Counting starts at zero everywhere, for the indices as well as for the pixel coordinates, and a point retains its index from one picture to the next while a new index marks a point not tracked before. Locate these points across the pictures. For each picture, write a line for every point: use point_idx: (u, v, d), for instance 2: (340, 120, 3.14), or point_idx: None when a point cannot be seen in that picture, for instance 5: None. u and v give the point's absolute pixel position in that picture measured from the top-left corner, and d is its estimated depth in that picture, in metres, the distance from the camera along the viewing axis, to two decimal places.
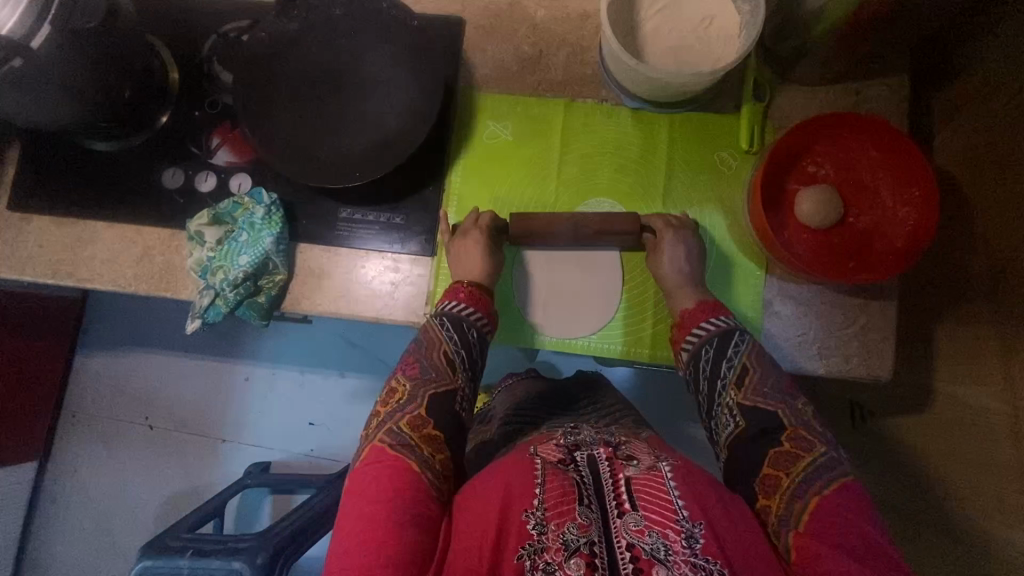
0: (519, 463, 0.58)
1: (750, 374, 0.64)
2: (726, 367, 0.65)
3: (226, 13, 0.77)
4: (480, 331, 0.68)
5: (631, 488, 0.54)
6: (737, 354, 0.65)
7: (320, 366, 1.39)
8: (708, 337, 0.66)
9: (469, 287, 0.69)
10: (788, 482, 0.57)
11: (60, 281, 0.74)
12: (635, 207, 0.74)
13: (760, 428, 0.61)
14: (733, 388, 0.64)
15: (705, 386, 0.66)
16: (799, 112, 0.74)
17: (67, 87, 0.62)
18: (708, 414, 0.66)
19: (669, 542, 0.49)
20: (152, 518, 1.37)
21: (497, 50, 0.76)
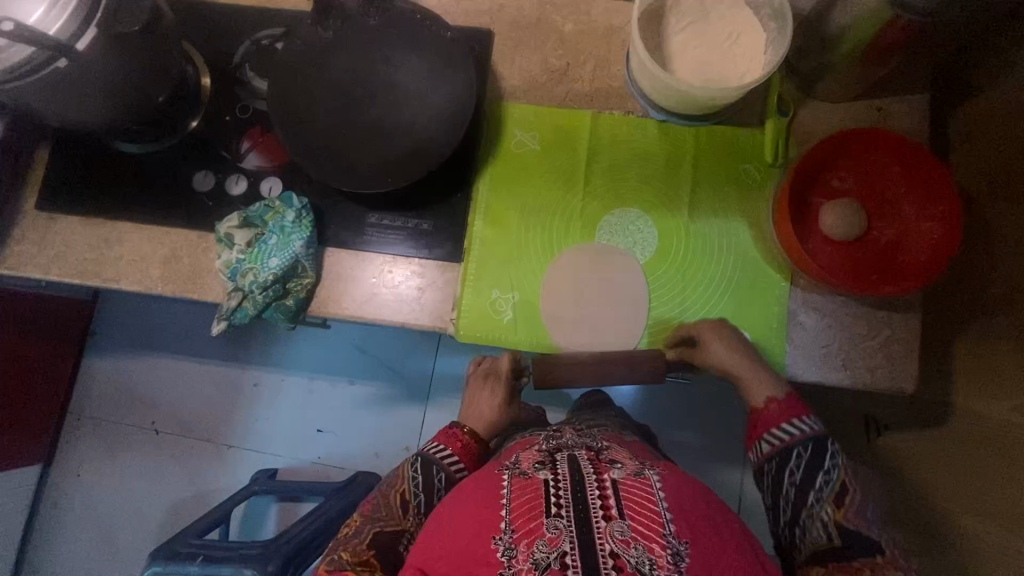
0: (491, 482, 0.59)
1: (847, 496, 0.63)
2: (823, 480, 0.64)
3: (260, 21, 0.78)
4: (448, 475, 0.72)
5: (618, 494, 0.54)
6: (833, 469, 0.64)
7: (330, 372, 1.38)
8: (802, 441, 0.66)
9: (463, 434, 0.76)
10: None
11: (86, 281, 0.74)
12: (661, 216, 0.74)
13: (854, 548, 0.60)
14: (830, 505, 0.62)
15: (793, 492, 0.65)
16: (822, 127, 0.76)
17: (105, 87, 0.63)
18: (794, 522, 0.64)
19: (654, 556, 0.50)
20: (156, 524, 1.35)
21: (526, 62, 0.77)
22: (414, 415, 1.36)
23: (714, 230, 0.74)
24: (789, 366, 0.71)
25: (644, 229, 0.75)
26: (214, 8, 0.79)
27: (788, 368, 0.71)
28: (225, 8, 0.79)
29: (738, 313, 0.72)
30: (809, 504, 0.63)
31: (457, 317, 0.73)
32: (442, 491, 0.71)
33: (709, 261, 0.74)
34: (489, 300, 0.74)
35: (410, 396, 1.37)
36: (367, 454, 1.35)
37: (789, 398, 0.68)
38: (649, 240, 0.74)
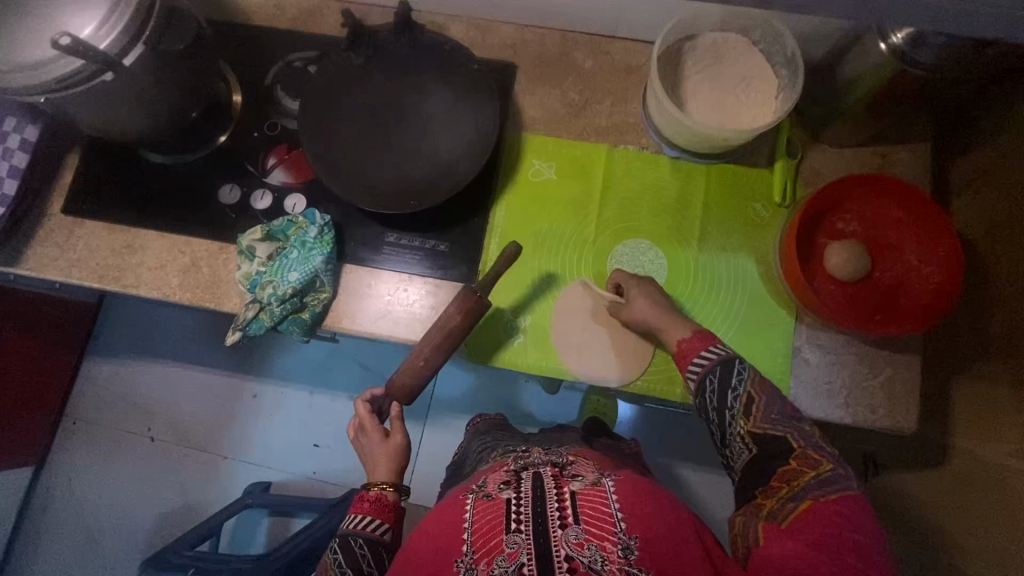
0: (457, 509, 0.60)
1: (755, 404, 0.62)
2: (731, 398, 0.63)
3: (293, 45, 0.82)
4: (368, 538, 0.65)
5: (575, 502, 0.55)
6: (741, 383, 0.63)
7: (331, 387, 1.38)
8: (711, 366, 0.65)
9: (371, 494, 0.69)
10: (786, 490, 0.57)
11: (106, 286, 0.76)
12: (672, 248, 0.77)
13: (773, 455, 0.59)
14: (743, 418, 0.62)
15: (714, 418, 0.64)
16: (828, 171, 0.78)
17: (143, 99, 0.66)
18: (722, 442, 0.64)
19: (606, 555, 0.51)
20: (145, 533, 1.34)
21: (546, 95, 0.81)
22: None
23: (723, 265, 0.76)
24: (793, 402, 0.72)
25: (655, 260, 0.77)
26: (250, 29, 0.82)
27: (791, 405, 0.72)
28: (260, 30, 0.82)
29: (745, 346, 0.74)
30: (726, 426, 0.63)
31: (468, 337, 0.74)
32: (371, 562, 0.64)
33: (718, 293, 0.76)
34: (501, 322, 0.75)
35: None
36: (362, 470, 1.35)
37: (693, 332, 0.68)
38: (659, 271, 0.76)
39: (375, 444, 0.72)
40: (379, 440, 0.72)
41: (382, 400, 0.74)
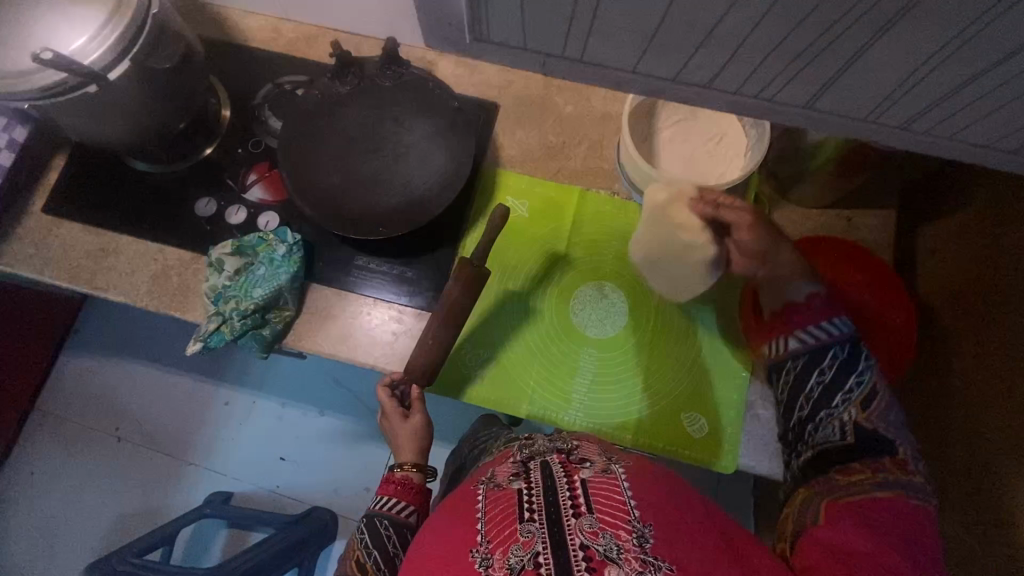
0: (469, 503, 0.58)
1: (874, 400, 0.66)
2: (855, 381, 0.67)
3: (285, 68, 0.85)
4: (394, 519, 0.68)
5: (587, 491, 0.53)
6: (867, 376, 0.67)
7: (302, 402, 1.37)
8: (843, 341, 0.68)
9: (399, 476, 0.72)
10: (864, 477, 0.61)
11: (74, 287, 0.76)
12: (632, 294, 0.79)
13: (866, 446, 0.63)
14: (855, 407, 0.66)
15: (816, 391, 0.68)
16: (794, 230, 0.80)
17: (126, 110, 0.68)
18: (813, 418, 0.67)
19: (621, 544, 0.48)
20: (101, 534, 1.31)
21: (524, 135, 0.83)
22: (379, 456, 1.34)
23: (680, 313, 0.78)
24: (741, 457, 0.73)
25: (615, 303, 0.78)
26: (245, 50, 0.85)
27: (740, 459, 0.73)
28: (254, 52, 0.85)
29: (700, 398, 0.75)
30: (836, 401, 0.67)
31: None
32: (396, 540, 0.67)
33: (674, 341, 0.77)
34: (462, 355, 0.76)
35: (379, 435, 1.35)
36: (326, 488, 1.33)
37: (825, 304, 0.70)
38: (619, 314, 0.78)
39: (401, 429, 0.73)
40: (400, 423, 0.72)
41: (403, 385, 0.73)
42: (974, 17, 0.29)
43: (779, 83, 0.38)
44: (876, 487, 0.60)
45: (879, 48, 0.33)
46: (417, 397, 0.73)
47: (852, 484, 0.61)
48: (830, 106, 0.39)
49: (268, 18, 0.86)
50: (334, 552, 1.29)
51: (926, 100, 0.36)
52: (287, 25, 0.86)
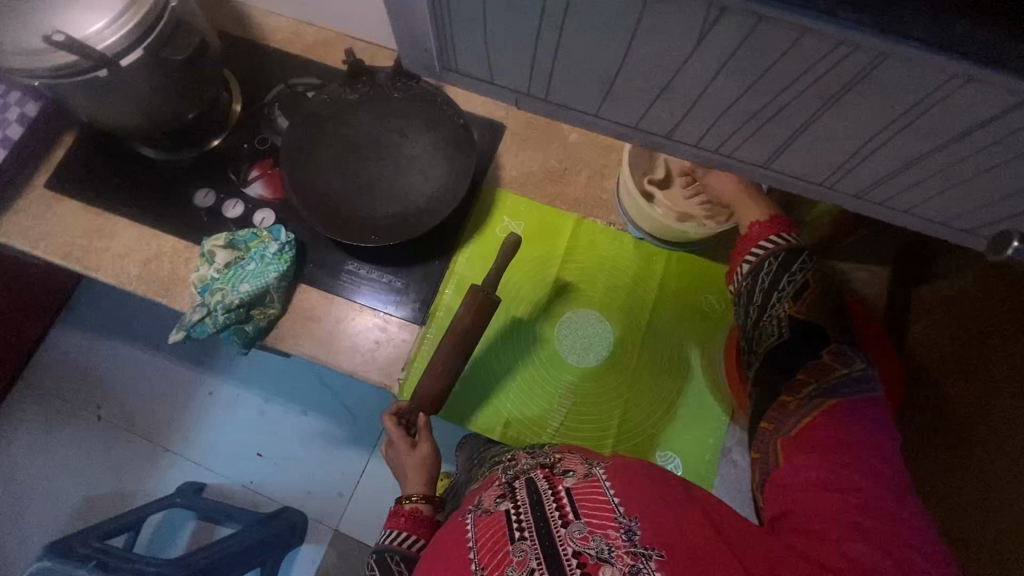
0: (458, 533, 0.57)
1: (807, 291, 0.63)
2: (786, 281, 0.64)
3: (299, 71, 0.86)
4: (405, 555, 0.63)
5: (572, 499, 0.52)
6: (802, 270, 0.64)
7: (284, 398, 1.34)
8: (774, 253, 0.65)
9: (408, 509, 0.68)
10: (812, 387, 0.58)
11: (66, 264, 0.77)
12: (618, 324, 0.78)
13: (802, 344, 0.61)
14: (787, 302, 0.63)
15: (757, 297, 0.66)
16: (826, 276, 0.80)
17: (137, 96, 0.69)
18: (754, 326, 0.66)
19: (612, 543, 0.47)
20: (67, 513, 1.27)
21: (527, 157, 0.83)
22: (355, 462, 1.32)
23: (664, 348, 0.78)
24: None
25: (602, 332, 0.78)
26: (262, 50, 0.87)
27: None
28: (271, 52, 0.87)
29: (677, 437, 0.75)
30: (772, 303, 0.64)
31: (404, 376, 0.74)
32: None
33: (657, 375, 0.77)
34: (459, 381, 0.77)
35: (358, 441, 1.32)
36: (298, 490, 1.30)
37: (762, 217, 0.67)
38: (604, 343, 0.78)
39: (408, 458, 0.71)
40: (406, 450, 0.70)
41: (407, 411, 0.72)
42: (909, 104, 0.32)
43: (738, 140, 0.41)
44: (828, 394, 0.57)
45: (825, 119, 0.36)
46: (422, 424, 0.71)
47: (800, 399, 0.58)
48: (792, 164, 0.41)
49: (289, 20, 0.88)
50: (300, 554, 1.27)
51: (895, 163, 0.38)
52: (306, 29, 0.87)
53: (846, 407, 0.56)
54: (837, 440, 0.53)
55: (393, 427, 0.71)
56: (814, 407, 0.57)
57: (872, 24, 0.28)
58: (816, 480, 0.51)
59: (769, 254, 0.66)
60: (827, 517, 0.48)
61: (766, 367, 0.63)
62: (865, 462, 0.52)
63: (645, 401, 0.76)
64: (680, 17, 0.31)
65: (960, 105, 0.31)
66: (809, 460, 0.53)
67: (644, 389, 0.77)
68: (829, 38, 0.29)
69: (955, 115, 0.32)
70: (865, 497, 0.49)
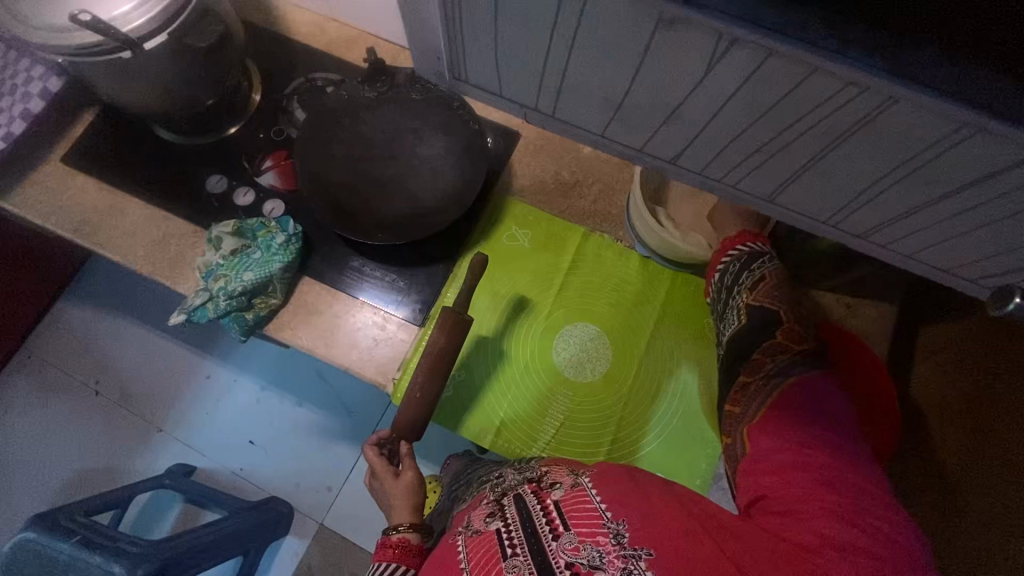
0: (448, 556, 0.56)
1: (763, 282, 0.69)
2: (744, 275, 0.70)
3: (320, 65, 0.87)
4: None
5: (561, 511, 0.53)
6: (759, 266, 0.70)
7: (281, 387, 1.34)
8: (739, 256, 0.72)
9: (396, 540, 0.67)
10: (769, 366, 0.63)
11: (75, 239, 0.77)
12: (616, 340, 0.78)
13: (758, 328, 0.67)
14: (746, 292, 0.70)
15: (723, 291, 0.73)
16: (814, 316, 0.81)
17: (159, 79, 0.70)
18: (721, 316, 0.73)
19: (603, 549, 0.47)
20: (56, 485, 1.28)
21: (540, 167, 0.83)
22: (346, 457, 1.31)
23: (662, 367, 0.77)
24: None
25: (601, 347, 0.78)
26: (285, 43, 0.88)
27: None
28: (294, 45, 0.87)
29: (669, 457, 0.75)
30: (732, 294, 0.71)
31: (398, 376, 0.74)
32: None
33: (652, 394, 0.76)
34: (454, 386, 0.76)
35: (350, 436, 1.32)
36: (286, 481, 1.30)
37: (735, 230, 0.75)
38: (602, 357, 0.78)
39: (393, 488, 0.71)
40: (391, 479, 0.71)
41: (389, 441, 0.73)
42: (918, 150, 0.33)
43: (742, 170, 0.42)
44: (782, 371, 0.62)
45: (833, 157, 0.36)
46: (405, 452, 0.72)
47: (758, 376, 0.64)
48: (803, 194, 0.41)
49: (315, 14, 0.88)
50: (284, 545, 1.27)
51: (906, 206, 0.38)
52: (331, 25, 0.88)
53: (804, 383, 0.60)
54: (794, 417, 0.58)
55: (375, 458, 0.72)
56: (774, 386, 0.62)
57: (882, 68, 0.29)
58: (784, 461, 0.55)
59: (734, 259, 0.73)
60: (800, 497, 0.51)
61: (732, 352, 0.69)
62: (825, 437, 0.55)
63: (639, 418, 0.76)
64: (692, 47, 0.32)
65: (961, 158, 0.32)
66: (772, 441, 0.57)
67: (639, 407, 0.76)
68: (838, 79, 0.30)
69: (963, 166, 0.32)
70: (828, 473, 0.52)
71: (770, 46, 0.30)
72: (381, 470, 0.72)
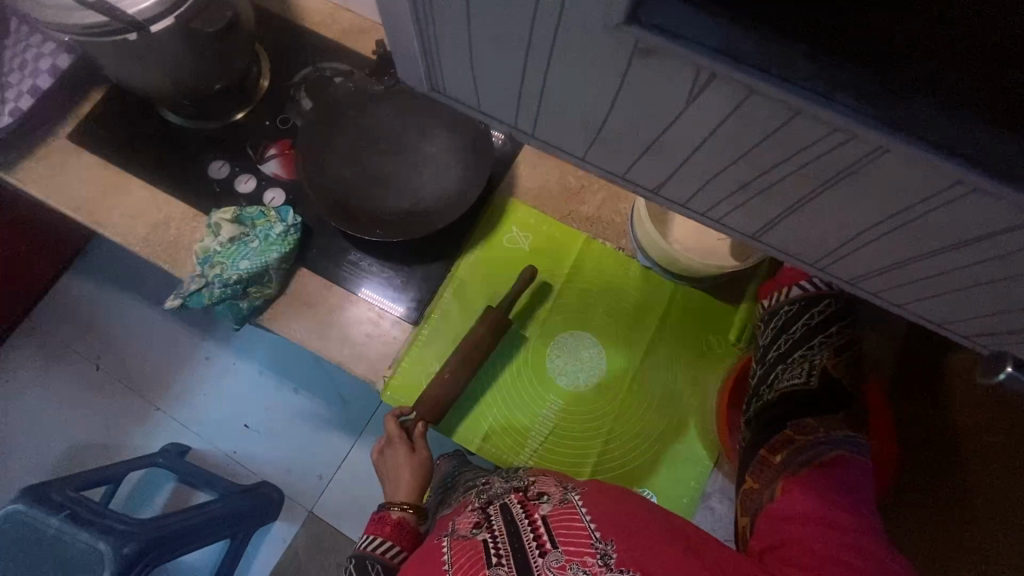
0: (431, 560, 0.55)
1: (844, 348, 0.74)
2: (833, 329, 0.74)
3: (329, 55, 0.86)
4: (384, 564, 0.66)
5: (549, 527, 0.51)
6: (844, 329, 0.75)
7: (277, 373, 1.34)
8: (828, 299, 0.75)
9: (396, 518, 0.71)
10: (820, 433, 0.67)
11: (75, 217, 0.77)
12: (612, 351, 0.77)
13: (826, 389, 0.71)
14: (828, 351, 0.74)
15: (800, 332, 0.74)
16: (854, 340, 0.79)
17: (166, 62, 0.69)
18: (782, 361, 0.74)
19: (589, 570, 0.47)
20: (53, 456, 1.29)
21: (545, 169, 0.81)
22: (339, 447, 1.31)
23: (655, 382, 0.76)
24: None
25: (596, 357, 0.77)
26: (295, 30, 0.87)
27: None
28: (304, 32, 0.87)
29: (655, 474, 0.75)
30: (811, 346, 0.73)
31: (390, 374, 0.74)
32: None
33: (643, 409, 0.76)
34: None
35: (343, 427, 1.32)
36: (277, 467, 1.30)
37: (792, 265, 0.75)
38: (596, 368, 0.77)
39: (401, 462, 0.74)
40: (404, 455, 0.74)
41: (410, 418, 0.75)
42: (909, 202, 0.33)
43: (742, 196, 0.40)
44: (840, 444, 0.66)
45: (820, 201, 0.37)
46: (421, 434, 0.74)
47: (806, 437, 0.67)
48: (805, 220, 0.40)
49: (327, 3, 0.87)
50: (271, 530, 1.27)
51: (912, 250, 0.37)
52: (343, 13, 0.87)
53: (849, 459, 0.64)
54: (834, 482, 0.61)
55: (394, 428, 0.75)
56: (823, 451, 0.65)
57: (872, 117, 0.28)
58: (809, 514, 0.58)
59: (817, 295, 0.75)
60: (823, 553, 0.53)
61: (786, 402, 0.71)
62: (856, 509, 0.58)
63: (629, 433, 0.75)
64: (672, 80, 0.32)
65: (962, 214, 0.31)
66: (805, 497, 0.60)
67: (630, 422, 0.75)
68: (822, 123, 0.30)
69: (950, 224, 0.33)
70: (850, 536, 0.55)
71: (754, 86, 0.29)
72: (395, 441, 0.75)
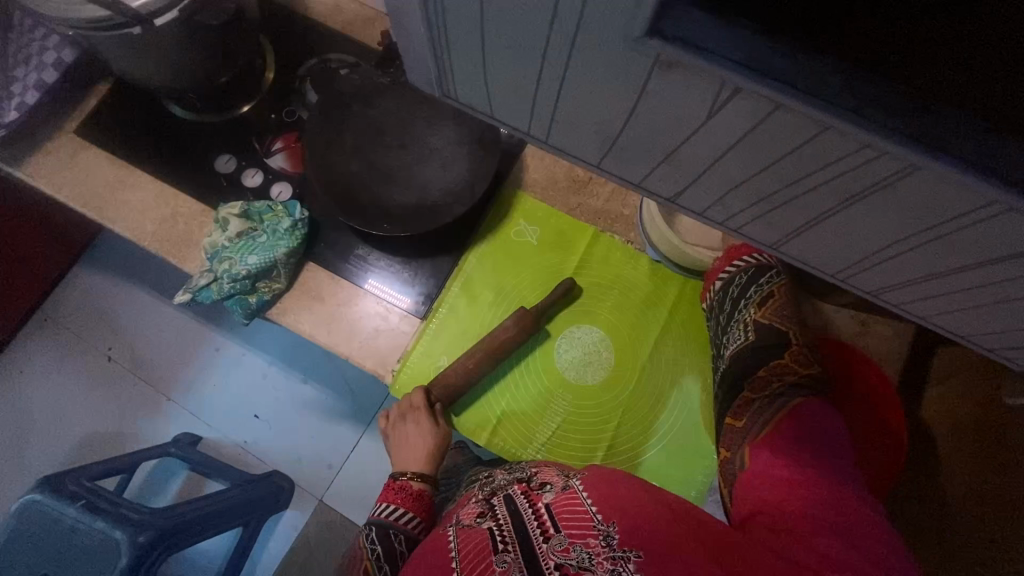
0: (438, 548, 0.55)
1: (768, 300, 0.74)
2: (753, 289, 0.74)
3: (334, 46, 0.85)
4: (408, 535, 0.67)
5: (552, 513, 0.52)
6: (763, 284, 0.75)
7: (286, 363, 1.35)
8: (744, 269, 0.76)
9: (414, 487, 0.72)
10: (773, 388, 0.67)
11: (83, 211, 0.77)
12: (620, 344, 0.77)
13: (764, 345, 0.72)
14: (753, 308, 0.74)
15: (728, 304, 0.75)
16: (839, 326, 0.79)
17: (170, 56, 0.68)
18: (723, 331, 0.76)
19: (592, 551, 0.47)
20: (68, 445, 1.31)
21: (552, 161, 0.81)
22: (348, 437, 1.32)
23: (663, 376, 0.76)
24: None
25: (604, 350, 0.77)
26: (299, 21, 0.86)
27: None
28: (308, 23, 0.86)
29: (665, 467, 0.75)
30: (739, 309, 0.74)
31: (399, 368, 0.75)
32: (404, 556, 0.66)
33: (652, 402, 0.75)
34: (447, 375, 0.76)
35: (353, 418, 1.33)
36: (288, 457, 1.32)
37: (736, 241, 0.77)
38: (605, 360, 0.76)
39: (420, 433, 0.73)
40: (425, 428, 0.73)
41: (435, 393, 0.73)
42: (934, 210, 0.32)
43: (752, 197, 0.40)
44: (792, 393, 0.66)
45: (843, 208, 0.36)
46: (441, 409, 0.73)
47: (763, 395, 0.68)
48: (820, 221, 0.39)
49: None
50: (282, 518, 1.29)
51: (935, 260, 0.36)
52: (348, 3, 0.86)
53: (806, 407, 0.64)
54: (801, 441, 0.61)
55: (420, 400, 0.72)
56: (777, 408, 0.65)
57: (893, 116, 0.27)
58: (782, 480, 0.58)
59: (741, 270, 0.76)
60: (797, 516, 0.53)
61: (736, 368, 0.72)
62: (821, 466, 0.58)
63: (638, 426, 0.75)
64: (691, 86, 0.31)
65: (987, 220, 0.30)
66: (774, 463, 0.60)
67: (640, 415, 0.75)
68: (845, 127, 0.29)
69: (976, 231, 0.32)
70: (825, 497, 0.55)
71: (770, 84, 0.28)
72: (416, 410, 0.73)
